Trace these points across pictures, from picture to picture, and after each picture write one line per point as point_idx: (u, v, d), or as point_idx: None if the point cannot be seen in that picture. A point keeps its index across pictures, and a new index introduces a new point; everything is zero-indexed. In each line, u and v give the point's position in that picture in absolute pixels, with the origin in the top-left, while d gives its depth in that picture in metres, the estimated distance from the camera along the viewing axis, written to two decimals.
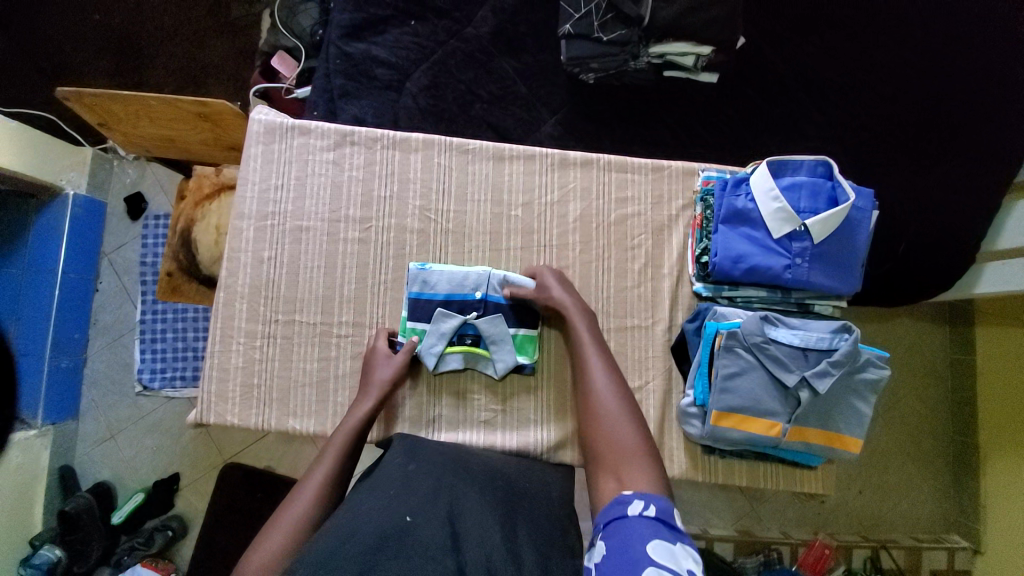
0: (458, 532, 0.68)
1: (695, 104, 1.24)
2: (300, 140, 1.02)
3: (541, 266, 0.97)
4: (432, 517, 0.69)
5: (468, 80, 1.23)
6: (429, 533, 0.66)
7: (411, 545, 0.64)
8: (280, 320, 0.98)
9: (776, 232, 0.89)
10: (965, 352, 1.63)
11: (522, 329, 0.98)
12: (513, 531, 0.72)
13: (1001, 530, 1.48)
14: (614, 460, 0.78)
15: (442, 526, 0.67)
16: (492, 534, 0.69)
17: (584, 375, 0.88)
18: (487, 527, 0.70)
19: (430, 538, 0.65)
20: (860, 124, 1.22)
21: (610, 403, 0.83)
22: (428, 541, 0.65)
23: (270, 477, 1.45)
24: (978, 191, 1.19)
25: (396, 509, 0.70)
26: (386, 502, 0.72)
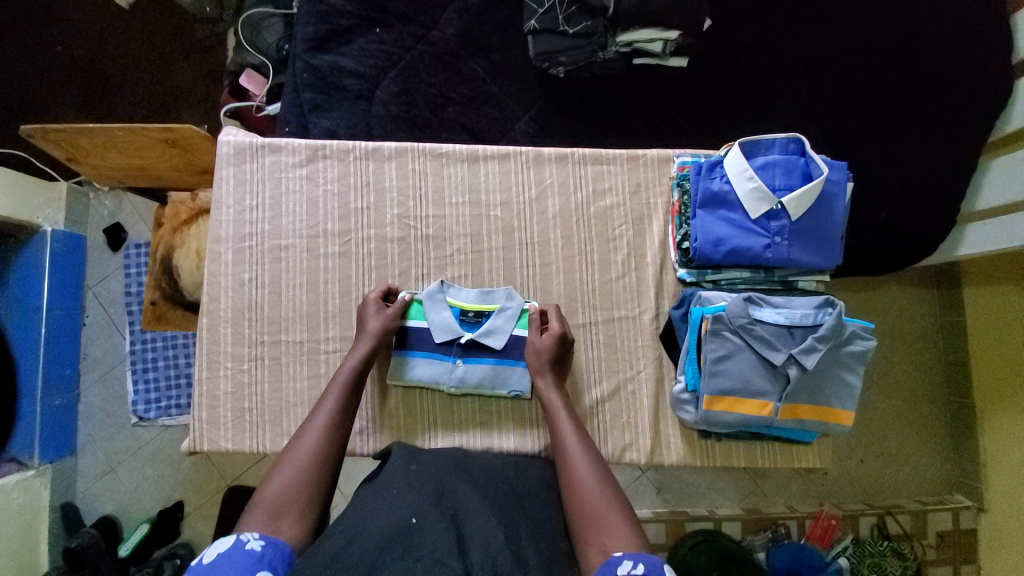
0: (463, 535, 0.66)
1: (667, 89, 1.24)
2: (272, 158, 1.01)
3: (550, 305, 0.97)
4: (437, 519, 0.68)
5: (438, 83, 1.22)
6: (435, 535, 0.65)
7: (418, 548, 0.63)
8: (266, 341, 0.97)
9: (753, 212, 0.89)
10: (952, 313, 1.66)
11: (460, 335, 0.95)
12: (515, 534, 0.70)
13: (1001, 486, 1.51)
14: (601, 534, 0.70)
15: (448, 529, 0.66)
16: (495, 538, 0.66)
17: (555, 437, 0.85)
18: (491, 528, 0.68)
19: (435, 540, 0.64)
20: (833, 96, 1.22)
21: (588, 485, 0.77)
22: (434, 544, 0.63)
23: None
24: (951, 153, 1.20)
25: (400, 512, 0.68)
26: (390, 504, 0.71)
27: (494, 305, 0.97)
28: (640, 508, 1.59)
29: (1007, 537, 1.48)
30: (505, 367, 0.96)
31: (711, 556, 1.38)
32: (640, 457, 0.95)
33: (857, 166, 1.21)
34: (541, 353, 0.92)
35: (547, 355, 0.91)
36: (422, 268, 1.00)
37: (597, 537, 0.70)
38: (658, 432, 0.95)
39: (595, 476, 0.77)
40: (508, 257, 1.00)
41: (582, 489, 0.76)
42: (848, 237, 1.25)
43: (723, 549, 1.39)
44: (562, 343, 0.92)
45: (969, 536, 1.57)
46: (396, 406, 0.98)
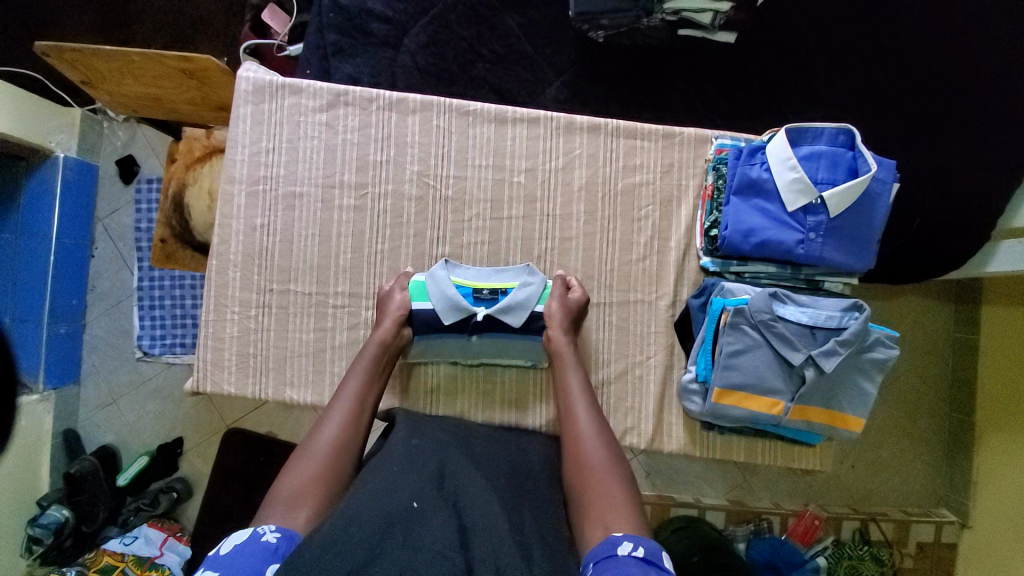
0: (466, 526, 0.66)
1: (709, 65, 1.18)
2: (291, 100, 0.94)
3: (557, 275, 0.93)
4: (439, 505, 0.69)
5: (470, 37, 1.16)
6: (435, 522, 0.65)
7: (419, 534, 0.63)
8: (273, 290, 0.94)
9: (790, 205, 0.81)
10: (964, 329, 1.67)
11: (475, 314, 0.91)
12: (520, 520, 0.69)
13: (989, 505, 1.56)
14: (603, 512, 0.70)
15: (450, 517, 0.66)
16: (498, 526, 0.66)
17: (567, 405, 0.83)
18: (494, 516, 0.67)
19: (437, 527, 0.64)
20: (883, 89, 1.15)
21: (595, 455, 0.76)
22: (435, 531, 0.63)
23: (272, 443, 1.49)
24: (1003, 164, 1.13)
25: (401, 495, 0.69)
26: (392, 483, 0.71)
27: (510, 283, 0.92)
28: None
29: (985, 553, 1.55)
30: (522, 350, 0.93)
31: (692, 541, 1.45)
32: (639, 442, 0.92)
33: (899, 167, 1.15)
34: (560, 316, 0.89)
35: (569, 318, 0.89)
36: (437, 230, 0.95)
37: (602, 517, 0.69)
38: (661, 421, 0.93)
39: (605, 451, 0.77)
40: (528, 227, 0.95)
41: (589, 463, 0.76)
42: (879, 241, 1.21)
43: (704, 536, 1.47)
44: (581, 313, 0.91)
45: (948, 549, 1.63)
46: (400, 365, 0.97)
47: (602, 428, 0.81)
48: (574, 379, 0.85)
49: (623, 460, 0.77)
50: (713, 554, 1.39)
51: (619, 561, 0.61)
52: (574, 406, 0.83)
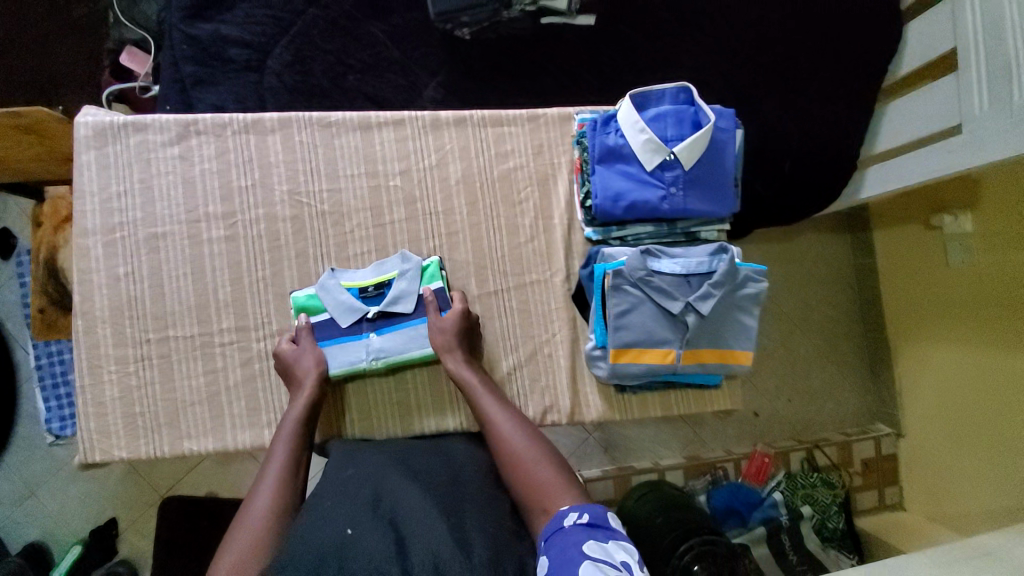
0: (403, 536, 0.64)
1: (574, 47, 1.24)
2: (138, 138, 0.89)
3: (454, 295, 0.90)
4: (374, 524, 0.66)
5: (335, 50, 1.17)
6: (372, 544, 0.62)
7: (355, 558, 0.61)
8: (151, 340, 0.88)
9: (648, 164, 0.83)
10: (864, 256, 1.87)
11: (370, 312, 0.90)
12: (459, 525, 0.68)
13: (913, 410, 1.74)
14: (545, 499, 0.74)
15: (386, 532, 0.64)
16: (436, 529, 0.65)
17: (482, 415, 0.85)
18: (433, 521, 0.66)
19: (373, 547, 0.62)
20: (729, 45, 1.27)
21: (525, 452, 0.80)
22: (371, 551, 0.61)
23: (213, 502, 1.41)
24: (847, 95, 1.29)
25: (336, 525, 0.66)
26: (327, 518, 0.68)
27: (390, 273, 0.90)
28: (589, 469, 1.72)
29: (923, 455, 1.69)
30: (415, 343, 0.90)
31: (653, 503, 1.51)
32: (560, 418, 0.93)
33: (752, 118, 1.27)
34: (450, 334, 0.87)
35: (460, 331, 0.87)
36: (320, 247, 0.91)
37: (543, 492, 0.74)
38: (576, 392, 0.94)
39: (529, 443, 0.81)
40: (412, 229, 0.92)
41: (520, 462, 0.79)
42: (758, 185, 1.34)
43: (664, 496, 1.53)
44: (472, 322, 0.89)
45: (891, 460, 1.80)
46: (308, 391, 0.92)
47: (521, 425, 0.83)
48: (482, 388, 0.86)
49: (553, 449, 0.81)
50: (673, 510, 1.47)
51: (567, 531, 0.66)
52: (490, 414, 0.84)
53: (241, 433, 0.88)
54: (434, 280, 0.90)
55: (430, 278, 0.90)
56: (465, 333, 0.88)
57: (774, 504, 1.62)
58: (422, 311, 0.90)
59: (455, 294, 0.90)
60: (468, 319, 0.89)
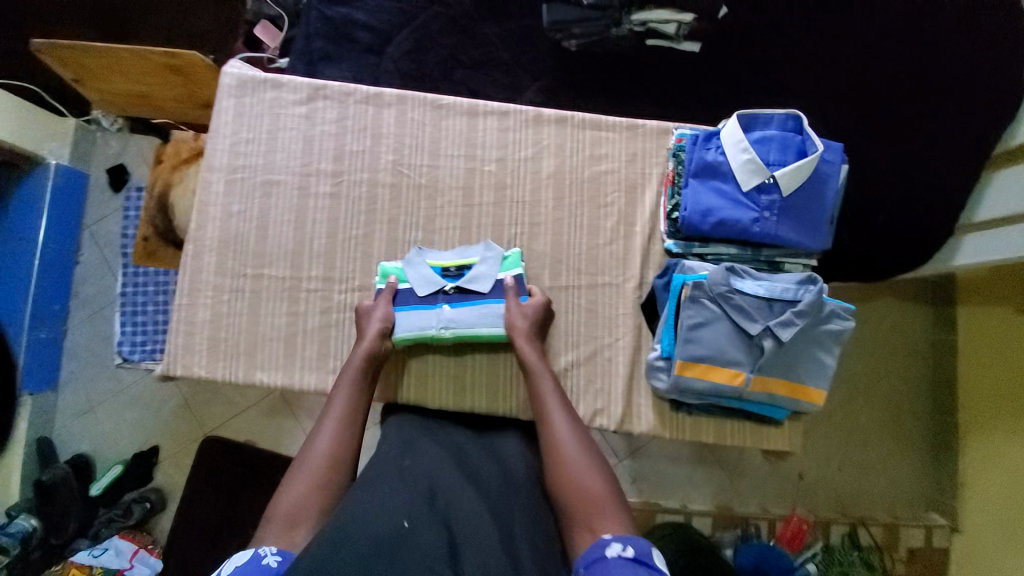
0: (454, 537, 0.67)
1: (675, 70, 1.26)
2: (272, 94, 0.98)
3: (536, 290, 0.92)
4: (429, 520, 0.68)
5: (450, 45, 1.25)
6: (425, 542, 0.64)
7: (407, 554, 0.62)
8: (247, 275, 0.95)
9: (745, 184, 0.84)
10: (943, 330, 1.73)
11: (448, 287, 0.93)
12: (510, 532, 0.70)
13: (976, 504, 1.61)
14: (588, 516, 0.74)
15: (440, 531, 0.66)
16: (490, 541, 0.66)
17: (540, 410, 0.85)
18: (485, 526, 0.68)
19: (427, 546, 0.64)
20: (838, 90, 1.24)
21: (576, 459, 0.80)
22: (425, 549, 0.63)
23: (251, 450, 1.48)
24: (958, 160, 1.22)
25: (393, 514, 0.67)
26: (384, 503, 0.69)
27: (472, 257, 0.93)
28: None
29: (976, 553, 1.57)
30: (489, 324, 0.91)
31: (675, 547, 1.46)
32: (609, 424, 0.92)
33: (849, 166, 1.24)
34: (524, 325, 0.89)
35: (534, 325, 0.90)
36: (410, 217, 0.96)
37: (588, 509, 0.74)
38: (628, 402, 0.93)
39: (581, 451, 0.80)
40: (498, 214, 0.96)
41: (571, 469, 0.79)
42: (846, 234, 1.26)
43: (689, 541, 1.47)
44: (547, 317, 0.91)
45: (941, 555, 1.65)
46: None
47: (578, 431, 0.83)
48: (545, 383, 0.87)
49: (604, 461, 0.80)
50: (697, 556, 1.42)
51: (609, 564, 0.65)
52: (549, 412, 0.85)
53: (309, 374, 0.93)
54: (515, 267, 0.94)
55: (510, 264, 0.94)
56: (539, 327, 0.90)
57: None
58: (501, 293, 0.92)
59: (539, 292, 0.92)
60: (547, 312, 0.91)
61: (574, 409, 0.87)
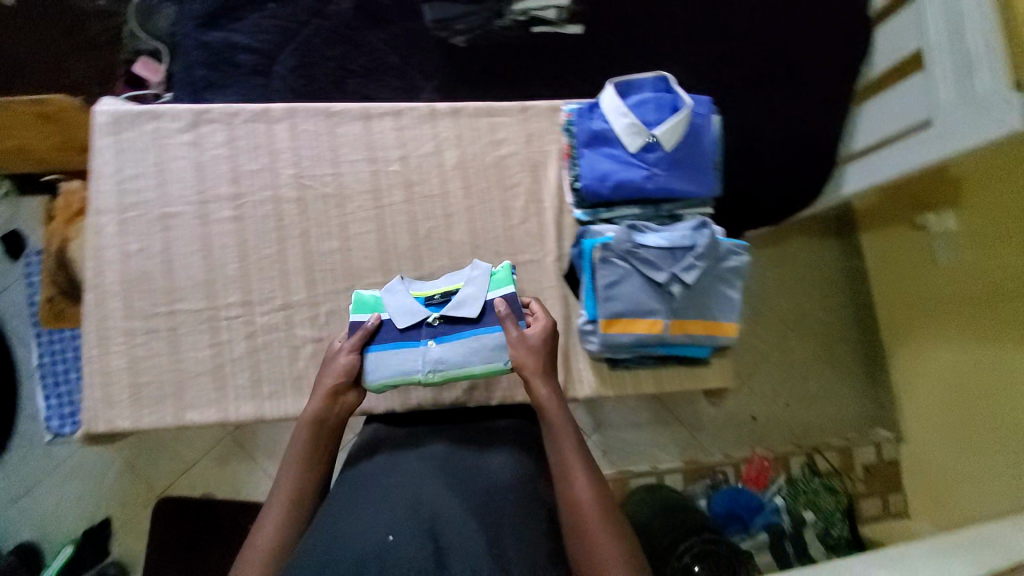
0: (441, 545, 0.68)
1: (560, 51, 1.33)
2: (153, 126, 0.94)
3: (534, 301, 0.90)
4: (415, 534, 0.69)
5: (336, 57, 1.27)
6: (412, 553, 0.66)
7: (393, 565, 0.65)
8: (160, 312, 0.91)
9: (631, 147, 0.89)
10: (855, 259, 1.90)
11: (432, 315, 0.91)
12: (495, 537, 0.72)
13: (915, 415, 1.74)
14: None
15: (426, 543, 0.68)
16: (473, 543, 0.69)
17: (558, 458, 0.80)
18: (470, 533, 0.70)
19: (412, 558, 0.65)
20: (711, 53, 1.35)
21: (591, 517, 0.74)
22: (411, 561, 0.65)
23: (210, 503, 1.52)
24: (824, 100, 1.36)
25: (378, 528, 0.70)
26: (371, 521, 0.72)
27: (458, 281, 0.93)
28: None
29: (920, 463, 1.71)
30: (482, 350, 0.90)
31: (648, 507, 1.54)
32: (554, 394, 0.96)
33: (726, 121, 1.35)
34: (528, 356, 0.85)
35: (540, 355, 0.85)
36: (322, 228, 0.95)
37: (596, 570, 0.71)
38: (569, 369, 0.96)
39: (599, 510, 0.75)
40: (411, 210, 0.96)
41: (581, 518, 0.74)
42: (748, 184, 1.37)
43: (663, 499, 1.54)
44: (551, 343, 0.87)
45: (891, 466, 1.79)
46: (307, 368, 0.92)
47: (599, 486, 0.77)
48: (564, 430, 0.81)
49: (621, 521, 0.75)
50: (671, 514, 1.48)
51: None
52: (570, 466, 0.79)
53: (244, 403, 0.90)
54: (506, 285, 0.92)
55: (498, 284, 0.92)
56: (542, 355, 0.85)
57: (776, 510, 1.66)
58: (486, 319, 0.90)
59: (535, 302, 0.89)
60: (551, 335, 0.88)
61: (596, 461, 0.81)
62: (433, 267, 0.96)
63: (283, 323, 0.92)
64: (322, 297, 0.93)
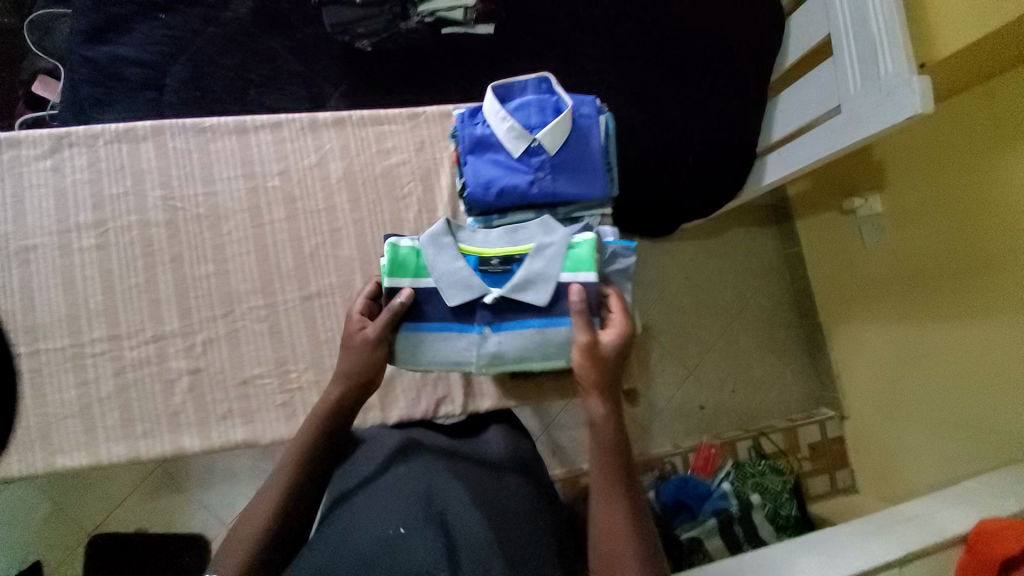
0: (452, 540, 0.68)
1: (474, 53, 1.28)
2: (10, 153, 0.89)
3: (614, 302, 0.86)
4: (424, 525, 0.68)
5: (235, 66, 1.20)
6: (422, 548, 0.65)
7: (403, 560, 0.64)
8: (20, 353, 0.87)
9: (514, 151, 0.88)
10: (791, 245, 1.91)
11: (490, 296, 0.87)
12: (501, 529, 0.72)
13: (856, 394, 1.75)
14: None
15: (436, 537, 0.67)
16: (481, 536, 0.68)
17: (597, 476, 0.79)
18: (481, 528, 0.69)
19: (417, 553, 0.65)
20: (625, 46, 1.33)
21: (620, 542, 0.73)
22: (421, 554, 0.65)
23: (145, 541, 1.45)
24: (741, 90, 1.36)
25: (387, 520, 0.69)
26: (379, 513, 0.71)
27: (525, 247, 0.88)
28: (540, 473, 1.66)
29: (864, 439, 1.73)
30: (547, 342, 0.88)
31: None
32: (455, 410, 1.02)
33: (637, 114, 1.34)
34: (592, 367, 0.81)
35: (604, 369, 0.81)
36: (196, 251, 0.92)
37: None
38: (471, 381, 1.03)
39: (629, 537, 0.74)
40: (293, 227, 0.95)
41: (613, 548, 0.73)
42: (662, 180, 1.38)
43: None
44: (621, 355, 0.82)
45: (836, 443, 1.81)
46: (184, 403, 0.89)
47: (629, 513, 0.76)
48: (606, 447, 0.79)
49: (650, 550, 0.74)
50: None
51: None
52: (608, 488, 0.77)
53: (114, 446, 0.86)
54: (570, 268, 0.87)
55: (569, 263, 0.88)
56: (608, 366, 0.81)
57: (723, 495, 1.59)
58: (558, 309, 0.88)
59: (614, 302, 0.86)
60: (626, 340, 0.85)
61: (633, 486, 0.79)
62: (321, 285, 0.94)
63: (155, 356, 0.89)
64: (199, 326, 0.91)
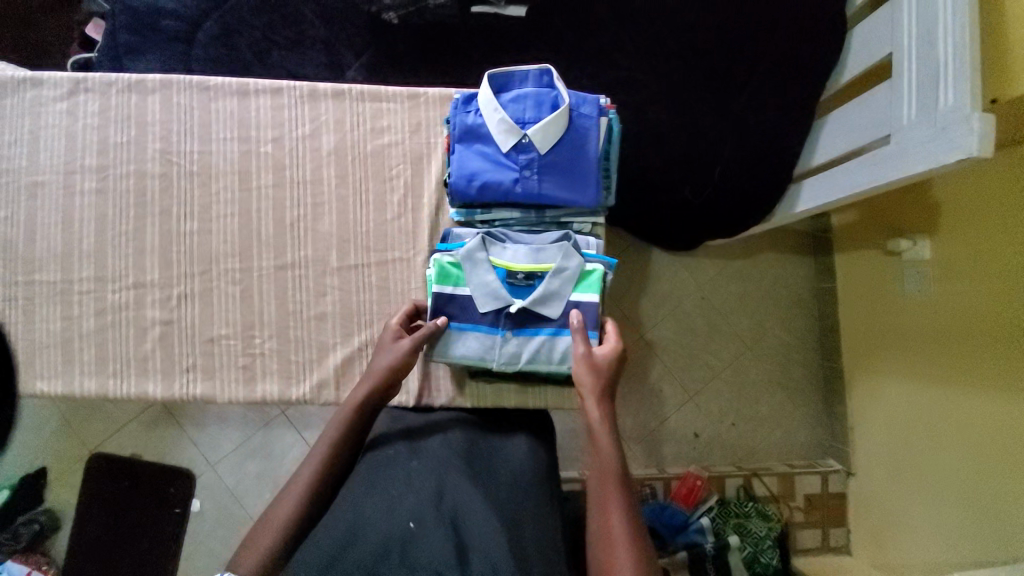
0: (463, 541, 0.69)
1: (502, 36, 1.24)
2: (33, 92, 0.96)
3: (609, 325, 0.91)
4: (437, 523, 0.70)
5: (263, 26, 1.21)
6: (435, 543, 0.67)
7: (416, 555, 0.66)
8: (18, 282, 0.95)
9: (503, 145, 0.87)
10: (826, 280, 1.77)
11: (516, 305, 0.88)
12: (518, 537, 0.73)
13: (868, 452, 1.62)
14: None
15: (448, 537, 0.68)
16: (497, 543, 0.69)
17: (597, 482, 0.80)
18: (493, 535, 0.70)
19: (432, 550, 0.66)
20: (662, 48, 1.25)
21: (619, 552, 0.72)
22: (434, 552, 0.66)
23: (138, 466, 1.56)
24: (785, 106, 1.24)
25: (400, 515, 0.72)
26: (390, 506, 0.74)
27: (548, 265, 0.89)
28: None
29: (867, 502, 1.61)
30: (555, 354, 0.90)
31: None
32: (407, 401, 1.03)
33: (657, 123, 1.28)
34: (589, 377, 0.84)
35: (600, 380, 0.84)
36: (184, 206, 0.97)
37: None
38: (427, 373, 1.04)
39: (628, 547, 0.72)
40: (279, 194, 0.98)
41: (611, 554, 0.72)
42: (664, 197, 1.37)
43: None
44: (615, 367, 0.86)
45: (837, 498, 1.70)
46: (152, 350, 0.95)
47: (632, 523, 0.76)
48: (608, 457, 0.80)
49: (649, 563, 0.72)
50: None
51: None
52: (607, 496, 0.78)
53: (86, 379, 0.94)
54: (591, 289, 0.90)
55: (587, 286, 0.90)
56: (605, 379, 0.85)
57: (701, 530, 1.52)
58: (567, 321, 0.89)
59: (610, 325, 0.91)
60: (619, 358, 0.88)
61: (633, 497, 0.79)
62: (297, 256, 0.97)
63: (133, 303, 0.96)
64: (177, 279, 0.96)
